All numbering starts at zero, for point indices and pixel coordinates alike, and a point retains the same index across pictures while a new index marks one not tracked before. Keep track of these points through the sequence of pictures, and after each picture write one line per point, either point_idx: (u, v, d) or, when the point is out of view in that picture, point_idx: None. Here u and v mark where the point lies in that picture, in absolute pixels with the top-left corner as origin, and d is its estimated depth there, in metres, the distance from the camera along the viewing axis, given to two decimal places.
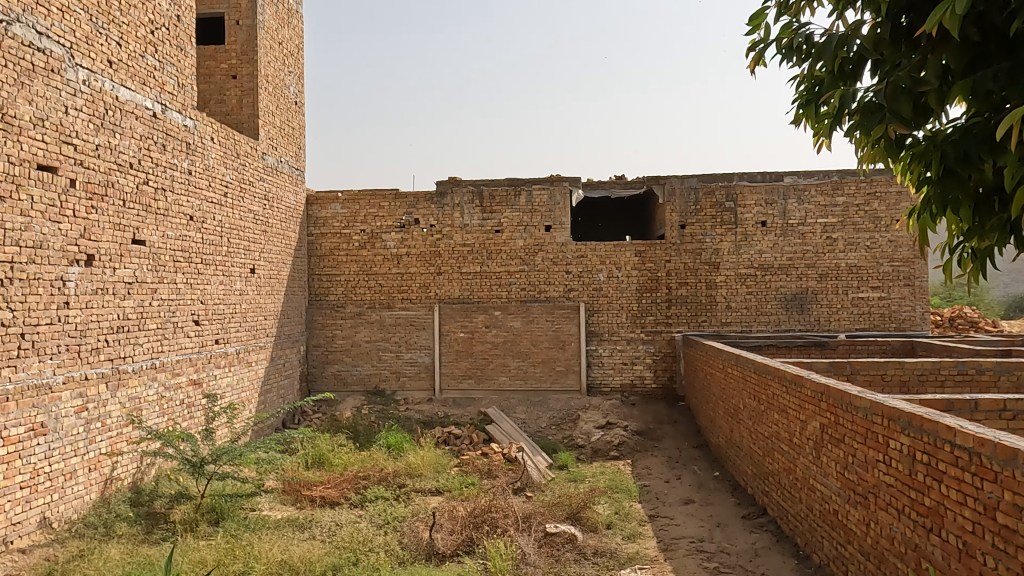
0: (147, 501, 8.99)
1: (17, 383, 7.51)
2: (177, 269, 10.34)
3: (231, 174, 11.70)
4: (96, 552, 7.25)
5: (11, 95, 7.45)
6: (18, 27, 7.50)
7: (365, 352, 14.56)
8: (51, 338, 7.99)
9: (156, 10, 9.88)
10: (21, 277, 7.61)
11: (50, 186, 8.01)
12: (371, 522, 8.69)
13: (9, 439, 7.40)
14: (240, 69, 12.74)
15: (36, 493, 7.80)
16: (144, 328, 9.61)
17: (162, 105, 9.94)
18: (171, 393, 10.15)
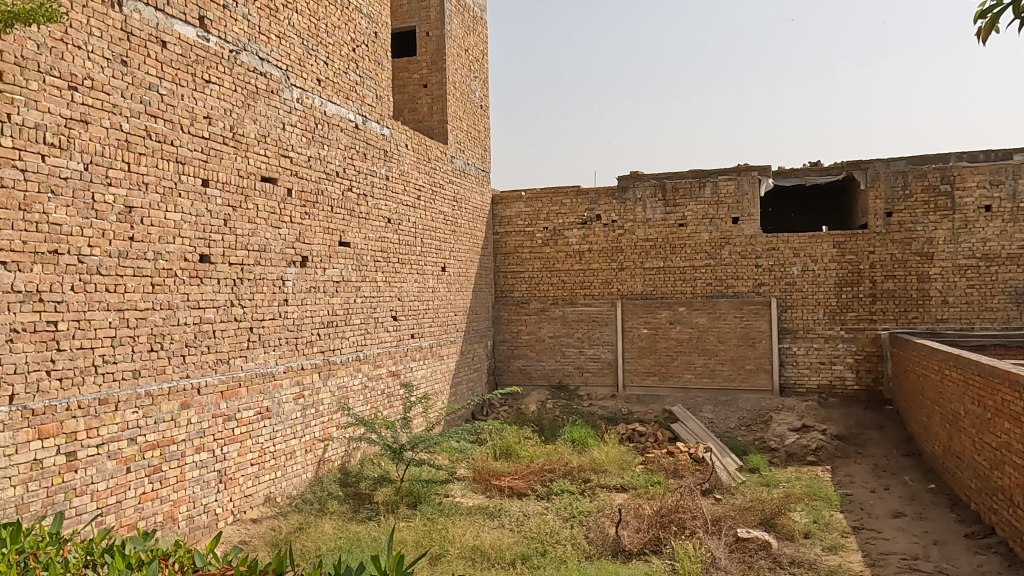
0: (353, 482, 9.78)
1: (247, 371, 8.50)
2: (377, 268, 11.13)
3: (423, 178, 12.38)
4: (312, 526, 8.00)
5: (240, 116, 8.41)
6: (244, 55, 8.47)
7: (549, 347, 14.81)
8: (273, 331, 8.93)
9: (357, 28, 10.70)
10: (250, 277, 8.57)
11: (272, 196, 8.93)
12: (557, 514, 8.84)
13: (242, 420, 8.41)
14: (430, 78, 13.44)
15: (264, 469, 8.78)
16: (350, 323, 10.44)
17: (363, 116, 10.74)
18: (374, 383, 10.96)
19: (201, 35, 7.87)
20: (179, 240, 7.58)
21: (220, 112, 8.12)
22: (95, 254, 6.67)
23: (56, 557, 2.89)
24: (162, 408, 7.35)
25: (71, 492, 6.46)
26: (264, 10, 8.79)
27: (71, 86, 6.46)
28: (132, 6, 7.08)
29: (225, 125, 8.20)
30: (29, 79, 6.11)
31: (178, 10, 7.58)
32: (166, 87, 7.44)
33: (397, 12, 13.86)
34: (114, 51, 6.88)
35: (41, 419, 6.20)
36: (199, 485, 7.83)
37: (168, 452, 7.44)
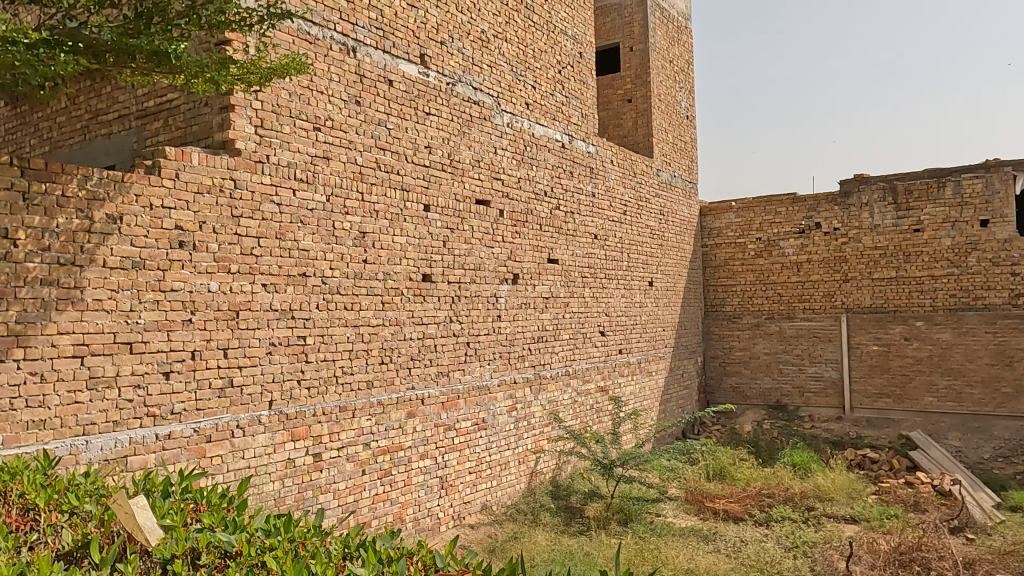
0: (565, 495, 9.92)
1: (465, 384, 8.97)
2: (585, 284, 11.25)
3: (630, 193, 12.36)
4: (526, 536, 8.23)
5: (457, 143, 8.97)
6: (460, 86, 9.04)
7: (765, 364, 13.99)
8: (488, 346, 9.35)
9: (563, 51, 10.98)
10: (466, 294, 9.05)
11: (486, 218, 9.38)
12: (778, 542, 8.32)
13: (461, 430, 8.89)
14: (635, 92, 13.43)
15: (481, 478, 9.20)
16: (560, 338, 10.66)
17: (569, 135, 10.98)
18: (583, 398, 11.08)
19: (422, 71, 8.52)
20: (405, 261, 8.21)
21: (439, 140, 8.72)
22: (336, 275, 7.43)
23: (319, 547, 3.07)
24: (392, 416, 7.99)
25: (317, 489, 7.21)
26: (477, 42, 9.34)
27: (315, 127, 7.29)
28: (364, 51, 7.84)
29: (444, 152, 8.78)
30: (283, 124, 6.98)
31: (402, 50, 8.28)
32: (393, 121, 8.14)
33: (600, 31, 14.07)
34: (349, 93, 7.66)
35: (294, 423, 6.99)
36: (424, 490, 8.38)
37: (397, 457, 8.05)
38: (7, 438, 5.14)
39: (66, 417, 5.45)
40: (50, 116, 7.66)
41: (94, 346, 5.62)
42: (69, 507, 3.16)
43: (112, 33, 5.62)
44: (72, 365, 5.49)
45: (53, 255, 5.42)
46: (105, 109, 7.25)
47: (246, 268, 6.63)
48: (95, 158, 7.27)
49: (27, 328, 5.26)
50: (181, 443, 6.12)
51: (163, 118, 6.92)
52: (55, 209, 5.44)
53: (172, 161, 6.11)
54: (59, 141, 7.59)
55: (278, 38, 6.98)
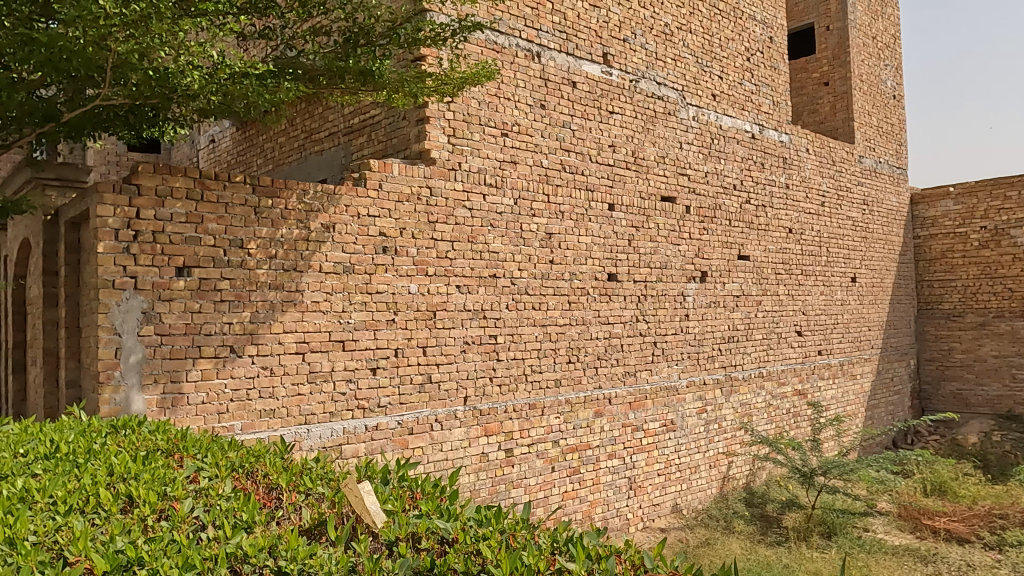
0: (760, 503, 9.47)
1: (653, 384, 8.84)
2: (779, 280, 10.64)
3: (828, 183, 11.53)
4: (720, 543, 7.95)
5: (641, 141, 8.86)
6: (643, 83, 8.93)
7: (993, 369, 12.55)
8: (676, 346, 9.15)
9: (752, 36, 10.48)
10: (652, 293, 8.90)
11: (672, 214, 9.17)
12: (1014, 570, 7.38)
13: (649, 431, 8.79)
14: (832, 75, 12.50)
15: (670, 480, 9.03)
16: (752, 338, 10.19)
17: (759, 125, 10.46)
18: (778, 402, 10.51)
19: (605, 71, 8.52)
20: (590, 261, 8.25)
21: (623, 139, 8.67)
22: (524, 276, 7.63)
23: (530, 539, 2.78)
24: (579, 415, 8.06)
25: (510, 483, 7.44)
26: (660, 36, 9.17)
27: (503, 133, 7.53)
28: (548, 54, 7.98)
29: (628, 150, 8.71)
30: (473, 132, 7.28)
31: (586, 50, 8.33)
32: (577, 122, 8.21)
33: (794, 12, 13.33)
34: (534, 97, 7.83)
35: (487, 418, 7.28)
36: (612, 489, 8.37)
37: (585, 455, 8.12)
38: (244, 424, 5.80)
39: (291, 407, 6.05)
40: (272, 137, 8.58)
41: (313, 343, 6.20)
42: (303, 488, 3.04)
43: (325, 59, 6.18)
44: (294, 360, 6.09)
45: (278, 262, 6.04)
46: (317, 129, 7.98)
47: (442, 271, 7.00)
48: (310, 173, 8.02)
49: (259, 327, 5.91)
50: (387, 434, 6.58)
51: (367, 133, 7.47)
52: (279, 221, 6.06)
53: (375, 173, 6.58)
54: (280, 160, 8.47)
55: (468, 49, 7.29)
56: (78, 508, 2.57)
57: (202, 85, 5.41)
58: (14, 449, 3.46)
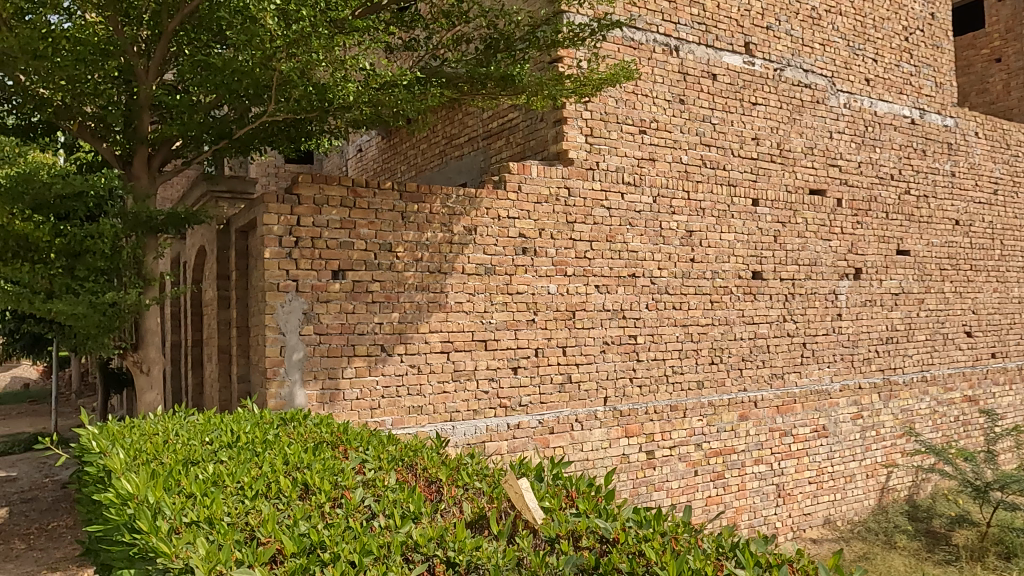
0: (925, 518, 8.77)
1: (802, 388, 8.41)
2: (945, 277, 9.80)
3: (1001, 168, 10.50)
4: (880, 558, 7.44)
5: (787, 132, 8.46)
6: (789, 71, 8.52)
7: None
8: (827, 347, 8.65)
9: (910, 14, 9.72)
10: (801, 292, 8.47)
11: (821, 208, 8.68)
12: None
13: (799, 436, 8.36)
14: (1005, 50, 11.37)
15: (822, 489, 8.55)
16: (913, 339, 9.46)
17: (920, 110, 9.70)
18: (944, 408, 9.69)
19: (747, 61, 8.20)
20: (733, 259, 7.96)
21: (767, 131, 8.31)
22: (664, 275, 7.48)
23: (695, 542, 2.49)
24: (724, 418, 7.80)
25: (651, 486, 7.32)
26: (807, 21, 8.70)
27: (641, 130, 7.43)
28: (687, 48, 7.78)
29: (773, 143, 8.34)
30: (611, 130, 7.23)
31: (726, 41, 8.05)
32: (718, 116, 7.96)
33: None
34: (673, 93, 7.67)
35: (627, 419, 7.20)
36: (759, 496, 8.03)
37: (730, 460, 7.85)
38: (394, 420, 6.06)
39: (438, 404, 6.26)
40: (416, 144, 8.92)
41: (457, 343, 6.38)
42: (461, 482, 3.09)
43: (467, 66, 6.34)
44: (440, 359, 6.30)
45: (424, 264, 6.27)
46: (458, 134, 8.20)
47: (581, 271, 7.00)
48: (451, 177, 8.25)
49: (407, 327, 6.16)
50: (529, 432, 6.65)
51: (505, 136, 7.57)
52: (425, 225, 6.29)
53: (515, 175, 6.67)
54: (423, 165, 8.78)
55: (605, 48, 7.25)
56: (263, 493, 2.81)
57: (354, 97, 5.70)
58: (202, 438, 3.81)
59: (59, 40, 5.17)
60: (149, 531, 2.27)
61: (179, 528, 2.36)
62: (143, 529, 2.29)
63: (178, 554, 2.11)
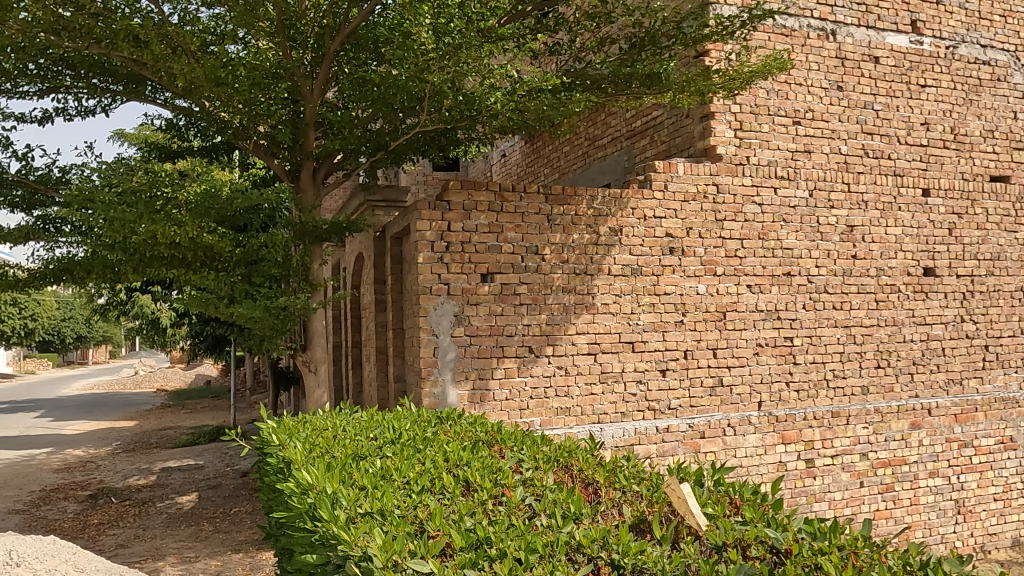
0: None
1: (985, 395, 7.65)
2: None
3: None
4: None
5: (962, 115, 7.73)
6: (963, 48, 7.78)
7: None
8: (1014, 350, 7.82)
9: None
10: (982, 289, 7.70)
11: (1005, 197, 7.86)
12: None
13: (982, 448, 7.62)
14: None
15: (1010, 507, 7.73)
16: None
17: None
18: None
19: (915, 40, 7.58)
20: (901, 255, 7.38)
21: (938, 115, 7.64)
22: (822, 273, 7.06)
23: (880, 559, 2.31)
24: (892, 426, 7.25)
25: (811, 496, 6.93)
26: None
27: (795, 121, 7.06)
28: (845, 31, 7.31)
29: (945, 127, 7.65)
30: (762, 123, 6.92)
31: (890, 21, 7.48)
32: (882, 101, 7.41)
33: None
34: (830, 79, 7.22)
35: (784, 425, 6.86)
36: (935, 512, 7.39)
37: (900, 472, 7.28)
38: (543, 420, 6.11)
39: (585, 406, 6.26)
40: (559, 147, 8.96)
41: (604, 344, 6.34)
42: (619, 484, 3.06)
43: (612, 66, 6.30)
44: (587, 360, 6.29)
45: (570, 266, 6.29)
46: (601, 135, 8.14)
47: (731, 271, 6.75)
48: (594, 179, 8.20)
49: (554, 329, 6.20)
50: (678, 437, 6.51)
51: (649, 135, 7.38)
52: (571, 227, 6.30)
53: (661, 174, 6.54)
54: (566, 167, 8.81)
55: (756, 38, 6.96)
56: (428, 488, 2.92)
57: (502, 102, 5.83)
58: (367, 434, 4.03)
59: (239, 68, 5.78)
60: (329, 520, 2.42)
61: (355, 518, 2.50)
62: (324, 518, 2.45)
63: (357, 543, 2.23)
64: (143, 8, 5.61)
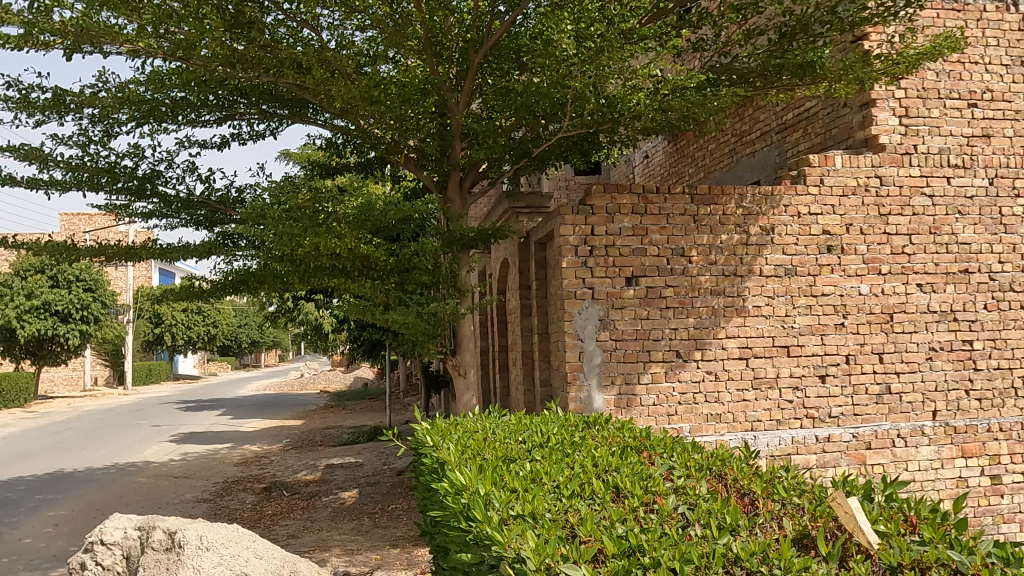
0: None
1: None
2: None
3: None
4: None
5: None
6: None
7: None
8: None
9: None
10: None
11: None
12: None
13: None
14: None
15: None
16: None
17: None
18: None
19: None
20: None
21: None
22: (1006, 269, 6.39)
23: None
24: None
25: (999, 517, 6.25)
26: None
27: (971, 104, 6.44)
28: None
29: None
30: (932, 107, 6.37)
31: None
32: None
33: None
34: (1012, 55, 6.53)
35: (963, 437, 6.26)
36: None
37: None
38: (692, 427, 5.94)
39: (738, 413, 6.02)
40: (704, 145, 8.70)
41: (756, 348, 6.07)
42: (778, 496, 2.91)
43: (760, 58, 6.04)
44: (738, 365, 6.05)
45: (719, 268, 6.08)
46: (749, 130, 7.80)
47: (898, 268, 6.25)
48: (742, 176, 7.88)
49: (703, 333, 6.02)
50: (841, 447, 6.11)
51: (802, 127, 6.97)
52: (719, 227, 6.10)
53: (816, 167, 6.18)
54: (712, 166, 8.53)
55: (922, 16, 6.43)
56: (578, 492, 2.92)
57: (644, 102, 5.75)
58: (515, 437, 4.10)
59: (391, 86, 6.06)
60: (483, 520, 2.48)
61: (507, 519, 2.55)
62: (478, 518, 2.51)
63: (510, 544, 2.27)
64: (304, 37, 6.04)
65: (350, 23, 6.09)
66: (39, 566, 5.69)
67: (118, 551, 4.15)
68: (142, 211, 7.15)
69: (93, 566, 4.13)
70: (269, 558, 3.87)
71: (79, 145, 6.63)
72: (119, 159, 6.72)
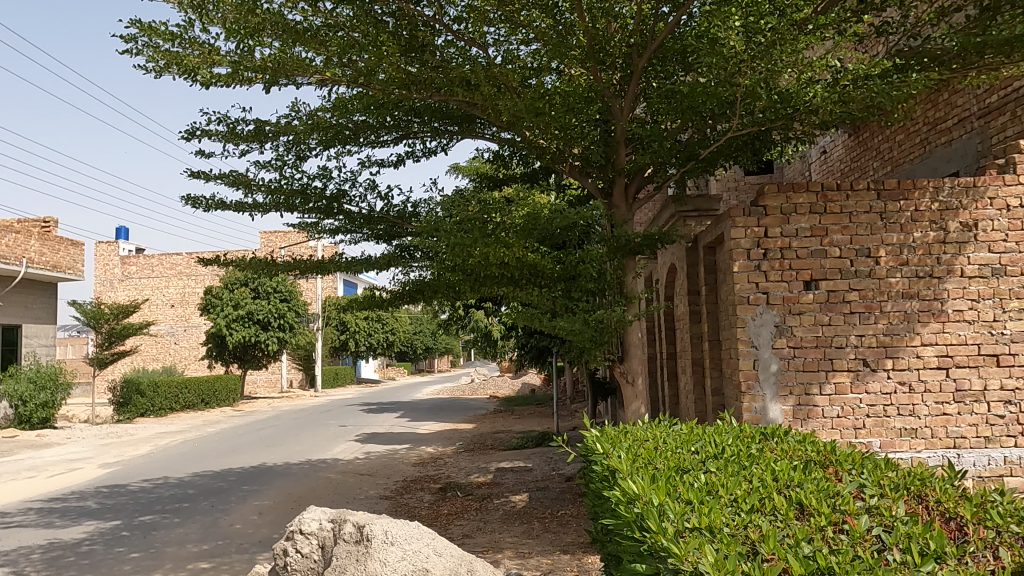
0: None
1: None
2: None
3: None
4: None
5: None
6: None
7: None
8: None
9: None
10: None
11: None
12: None
13: None
14: None
15: None
16: None
17: None
18: None
19: None
20: None
21: None
22: None
23: None
24: None
25: None
26: None
27: None
28: None
29: None
30: None
31: None
32: None
33: None
34: None
35: None
36: None
37: None
38: (883, 442, 5.46)
39: (937, 428, 5.47)
40: (891, 136, 8.04)
41: (958, 358, 5.50)
42: (992, 523, 2.64)
43: (957, 38, 5.46)
44: (937, 376, 5.50)
45: (911, 269, 5.57)
46: (944, 117, 7.09)
47: None
48: (938, 168, 7.15)
49: (894, 340, 5.54)
50: None
51: (1009, 110, 6.20)
52: (911, 225, 5.59)
53: None
54: (900, 159, 7.86)
55: None
56: (758, 507, 2.80)
57: (821, 95, 5.44)
58: (688, 447, 4.00)
59: (556, 97, 6.10)
60: (658, 531, 2.43)
61: (683, 531, 2.49)
62: (652, 529, 2.47)
63: (688, 557, 2.21)
64: (472, 55, 6.28)
65: (515, 39, 6.26)
66: (247, 550, 6.32)
67: (314, 540, 4.50)
68: (330, 228, 7.76)
69: (294, 553, 4.51)
70: (448, 555, 4.04)
71: (276, 169, 7.32)
72: (310, 180, 7.34)
